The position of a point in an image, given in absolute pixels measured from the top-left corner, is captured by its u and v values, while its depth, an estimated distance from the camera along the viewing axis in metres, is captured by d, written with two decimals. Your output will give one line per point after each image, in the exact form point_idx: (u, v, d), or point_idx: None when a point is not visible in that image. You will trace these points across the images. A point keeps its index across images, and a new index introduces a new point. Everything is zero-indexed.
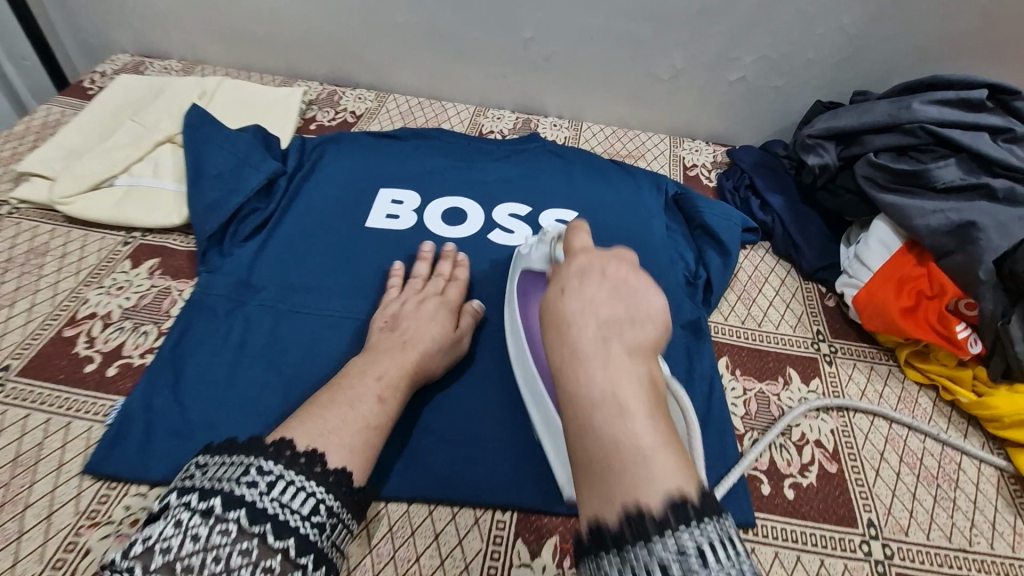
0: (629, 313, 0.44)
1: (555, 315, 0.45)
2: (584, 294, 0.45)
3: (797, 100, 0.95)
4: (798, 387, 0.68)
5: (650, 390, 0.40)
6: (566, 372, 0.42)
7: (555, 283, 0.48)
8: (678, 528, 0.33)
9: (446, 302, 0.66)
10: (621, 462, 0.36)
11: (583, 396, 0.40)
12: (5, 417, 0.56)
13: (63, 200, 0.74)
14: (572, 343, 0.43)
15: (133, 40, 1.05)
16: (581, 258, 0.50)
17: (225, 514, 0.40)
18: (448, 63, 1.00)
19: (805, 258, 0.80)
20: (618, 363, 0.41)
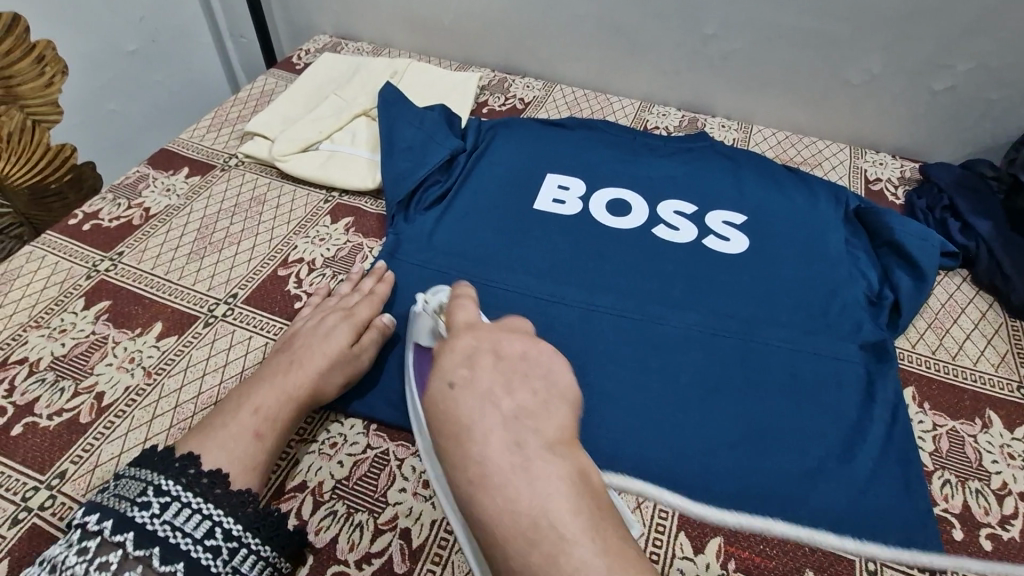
0: (530, 399, 0.43)
1: (454, 421, 0.43)
2: (476, 389, 0.44)
3: (1016, 116, 0.85)
4: (1000, 433, 0.61)
5: (578, 490, 0.40)
6: (479, 498, 0.40)
7: (442, 375, 0.46)
8: None
9: (351, 318, 0.62)
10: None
11: (511, 523, 0.39)
12: (234, 336, 0.65)
13: (281, 157, 0.84)
14: (482, 463, 0.41)
15: (334, 23, 1.16)
16: (468, 340, 0.47)
17: (114, 538, 0.44)
18: (620, 57, 1.00)
19: (1015, 289, 0.71)
20: (538, 475, 0.40)
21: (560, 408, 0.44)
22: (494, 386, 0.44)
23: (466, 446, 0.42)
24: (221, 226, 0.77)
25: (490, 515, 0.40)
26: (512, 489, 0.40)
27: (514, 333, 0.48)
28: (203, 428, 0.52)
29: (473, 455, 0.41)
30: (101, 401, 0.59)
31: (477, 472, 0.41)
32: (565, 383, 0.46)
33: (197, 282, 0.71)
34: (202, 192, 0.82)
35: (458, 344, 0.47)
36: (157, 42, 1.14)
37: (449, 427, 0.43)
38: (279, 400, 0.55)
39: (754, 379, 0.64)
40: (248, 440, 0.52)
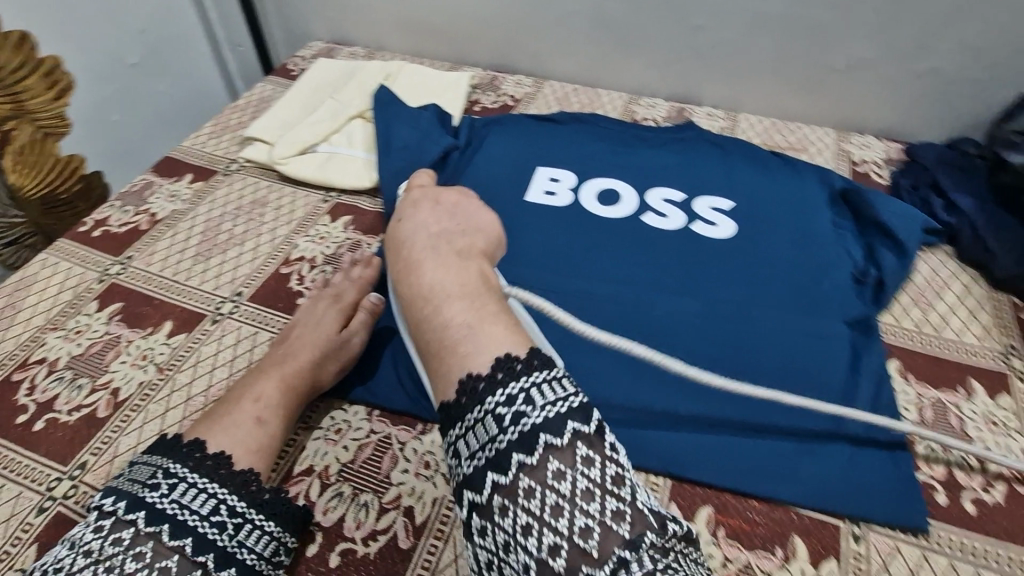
0: (458, 228, 0.58)
1: (396, 241, 0.59)
2: (416, 219, 0.59)
3: (998, 94, 0.86)
4: (983, 401, 0.62)
5: (475, 278, 0.53)
6: (402, 283, 0.55)
7: (397, 214, 0.62)
8: (505, 382, 0.44)
9: (339, 302, 0.66)
10: (453, 339, 0.48)
11: (421, 295, 0.52)
12: (241, 331, 0.68)
13: (281, 160, 0.87)
14: (407, 260, 0.55)
15: (329, 29, 1.19)
16: (418, 194, 0.63)
17: (127, 517, 0.45)
18: (609, 51, 1.02)
19: (998, 264, 0.72)
20: (444, 263, 0.53)
21: (479, 238, 0.57)
22: (430, 219, 0.58)
23: (399, 251, 0.57)
24: (225, 229, 0.80)
25: (408, 292, 0.54)
26: (425, 275, 0.53)
27: (454, 192, 0.62)
28: (214, 416, 0.55)
29: (404, 256, 0.56)
30: (117, 396, 0.62)
31: (404, 265, 0.55)
32: (490, 226, 0.60)
33: (204, 282, 0.74)
34: (205, 196, 0.85)
35: (410, 196, 0.63)
36: (159, 55, 1.18)
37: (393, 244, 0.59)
38: (278, 388, 0.58)
39: (742, 355, 0.67)
40: (249, 425, 0.54)
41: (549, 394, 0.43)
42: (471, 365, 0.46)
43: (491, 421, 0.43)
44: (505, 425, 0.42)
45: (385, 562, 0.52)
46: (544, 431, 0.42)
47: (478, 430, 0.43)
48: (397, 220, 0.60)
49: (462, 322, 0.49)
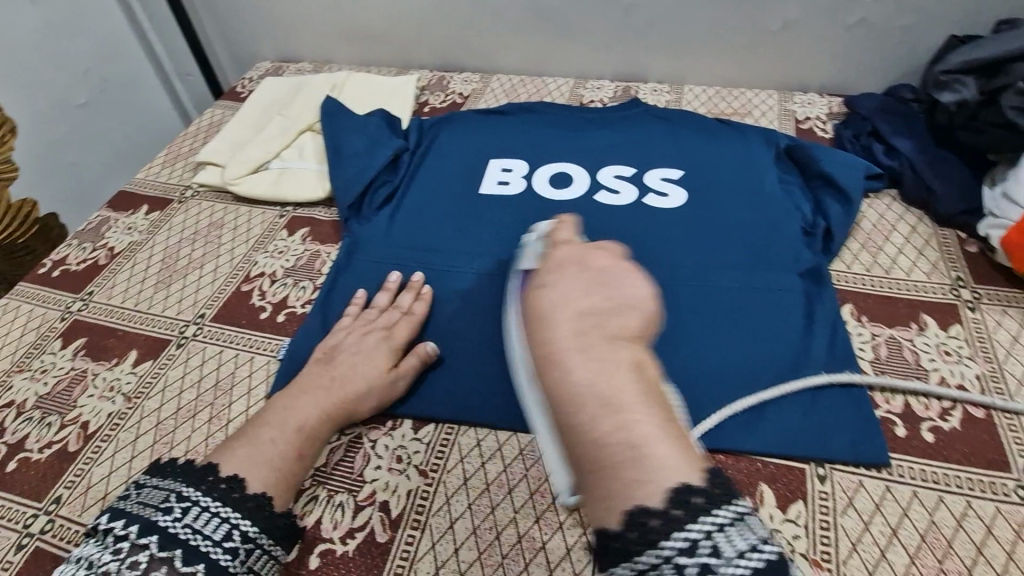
0: (608, 303, 0.47)
1: (536, 314, 0.47)
2: (560, 288, 0.48)
3: (928, 38, 0.88)
4: (935, 333, 0.64)
5: (637, 378, 0.43)
6: (545, 373, 0.44)
7: (537, 276, 0.51)
8: (687, 525, 0.36)
9: (389, 338, 0.64)
10: (617, 461, 0.39)
11: (570, 396, 0.42)
12: (205, 352, 0.69)
13: (234, 181, 0.88)
14: (551, 343, 0.45)
15: (274, 48, 1.20)
16: (563, 255, 0.52)
17: (140, 541, 0.45)
18: (550, 38, 1.04)
19: (941, 202, 0.74)
20: (598, 355, 0.43)
21: (633, 318, 0.47)
22: (576, 290, 0.48)
23: (543, 331, 0.46)
24: (184, 254, 0.81)
25: (552, 388, 0.44)
26: (573, 367, 0.43)
27: (604, 251, 0.52)
28: (241, 437, 0.55)
29: (546, 338, 0.45)
30: (87, 429, 0.63)
31: (548, 350, 0.45)
32: (645, 298, 0.48)
33: (166, 308, 0.74)
34: (163, 225, 0.85)
35: (554, 255, 0.53)
36: (106, 92, 1.18)
37: (531, 316, 0.48)
38: (317, 416, 0.57)
39: (701, 318, 0.67)
40: (291, 457, 0.54)
41: (742, 542, 0.36)
42: (643, 496, 0.38)
43: (673, 570, 0.35)
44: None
45: (364, 558, 0.52)
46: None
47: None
48: (537, 287, 0.50)
49: (625, 439, 0.39)
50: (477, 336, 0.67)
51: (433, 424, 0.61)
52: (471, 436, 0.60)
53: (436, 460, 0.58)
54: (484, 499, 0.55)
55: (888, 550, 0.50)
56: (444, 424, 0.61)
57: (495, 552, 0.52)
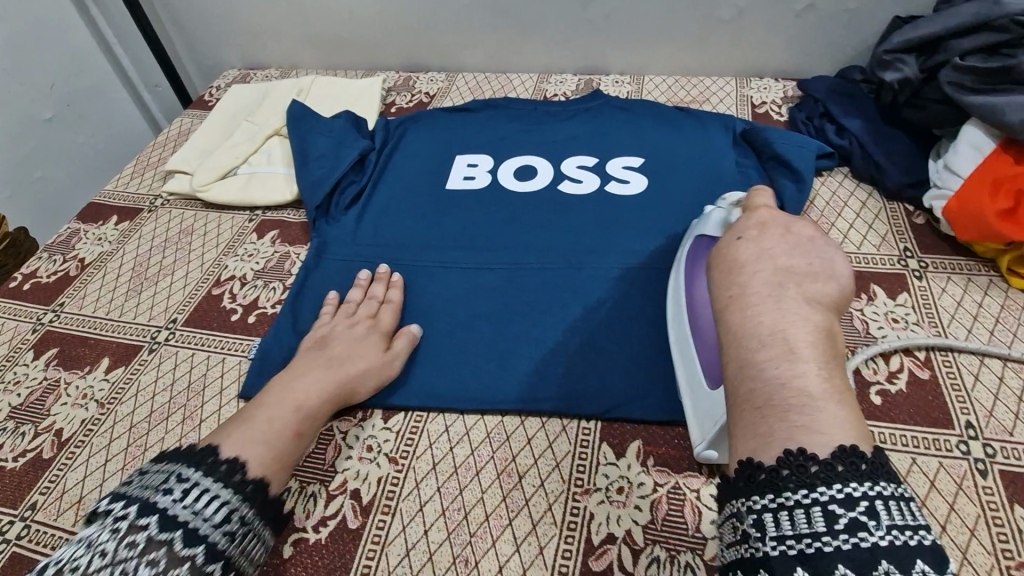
0: (811, 266, 0.47)
1: (730, 260, 0.49)
2: (762, 243, 0.49)
3: (875, 21, 0.90)
4: (884, 302, 0.66)
5: (825, 339, 0.43)
6: (729, 309, 0.46)
7: (733, 231, 0.53)
8: (848, 481, 0.36)
9: (377, 326, 0.66)
10: (786, 403, 0.39)
11: (747, 332, 0.44)
12: (178, 356, 0.70)
13: (202, 187, 0.88)
14: (741, 286, 0.47)
15: (241, 56, 1.21)
16: (763, 215, 0.53)
17: (140, 521, 0.45)
18: (511, 36, 1.05)
19: (888, 177, 0.77)
20: (792, 306, 0.44)
21: (830, 289, 0.46)
22: (781, 248, 0.49)
23: (737, 274, 0.48)
24: (154, 262, 0.82)
25: (730, 323, 0.45)
26: (758, 308, 0.44)
27: (807, 223, 0.52)
28: (240, 420, 0.55)
29: (734, 283, 0.47)
30: (61, 436, 0.64)
31: (734, 292, 0.47)
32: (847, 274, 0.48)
33: (138, 316, 0.75)
34: (133, 234, 0.86)
35: (756, 215, 0.53)
36: (73, 107, 1.19)
37: (719, 262, 0.50)
38: (322, 397, 0.59)
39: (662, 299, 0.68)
40: (288, 438, 0.55)
41: (902, 518, 0.35)
42: (807, 443, 0.37)
43: (820, 513, 0.35)
44: (838, 528, 0.35)
45: (336, 544, 0.54)
46: (891, 562, 0.33)
47: (798, 513, 0.36)
48: (733, 237, 0.51)
49: (796, 387, 0.40)
50: (444, 328, 0.69)
51: (403, 413, 0.63)
52: (439, 423, 0.62)
53: (405, 447, 0.60)
54: (453, 482, 0.57)
55: None
56: (413, 413, 0.63)
57: (464, 531, 0.53)
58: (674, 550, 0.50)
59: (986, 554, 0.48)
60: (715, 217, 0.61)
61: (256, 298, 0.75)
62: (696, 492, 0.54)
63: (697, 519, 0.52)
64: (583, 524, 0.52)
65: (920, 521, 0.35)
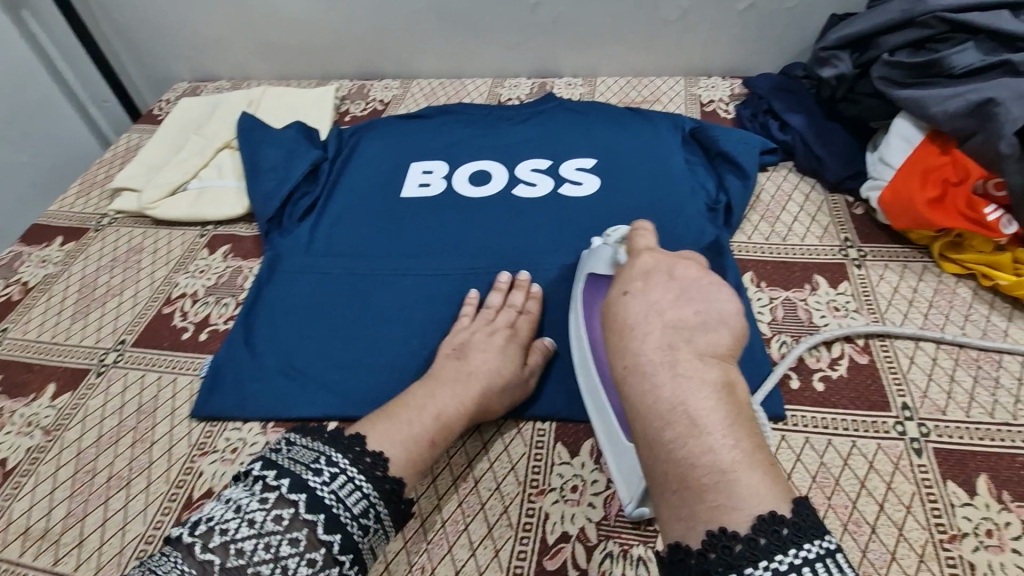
0: (700, 316, 0.45)
1: (621, 323, 0.47)
2: (648, 297, 0.47)
3: (812, 18, 0.93)
4: (826, 292, 0.69)
5: (724, 397, 0.41)
6: (628, 382, 0.44)
7: (618, 284, 0.50)
8: (773, 556, 0.35)
9: (514, 336, 0.64)
10: (701, 483, 0.38)
11: (652, 408, 0.42)
12: (127, 377, 0.68)
13: (150, 205, 0.87)
14: (635, 354, 0.44)
15: (190, 68, 1.19)
16: (647, 261, 0.51)
17: (289, 497, 0.47)
18: (464, 41, 1.06)
19: (829, 170, 0.80)
20: (686, 370, 0.42)
21: (724, 334, 0.45)
22: (667, 299, 0.47)
23: (630, 339, 0.45)
24: (102, 282, 0.80)
25: (633, 400, 0.43)
26: (656, 379, 0.42)
27: (692, 261, 0.50)
28: (384, 415, 0.55)
29: (629, 350, 0.45)
30: (5, 466, 0.62)
31: (629, 363, 0.44)
32: (734, 313, 0.47)
33: (84, 338, 0.73)
34: (79, 255, 0.84)
35: (639, 261, 0.51)
36: (15, 124, 1.15)
37: (612, 325, 0.48)
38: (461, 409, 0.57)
39: None
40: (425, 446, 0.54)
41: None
42: (728, 522, 0.36)
43: None
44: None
45: None
46: None
47: None
48: (619, 293, 0.49)
49: (707, 461, 0.38)
50: (400, 337, 0.69)
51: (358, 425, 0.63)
52: None
53: None
54: None
55: None
56: None
57: (421, 539, 0.54)
58: (627, 544, 0.51)
59: (921, 530, 0.50)
60: (604, 254, 0.60)
61: (208, 314, 0.74)
62: None
63: None
64: (538, 525, 0.53)
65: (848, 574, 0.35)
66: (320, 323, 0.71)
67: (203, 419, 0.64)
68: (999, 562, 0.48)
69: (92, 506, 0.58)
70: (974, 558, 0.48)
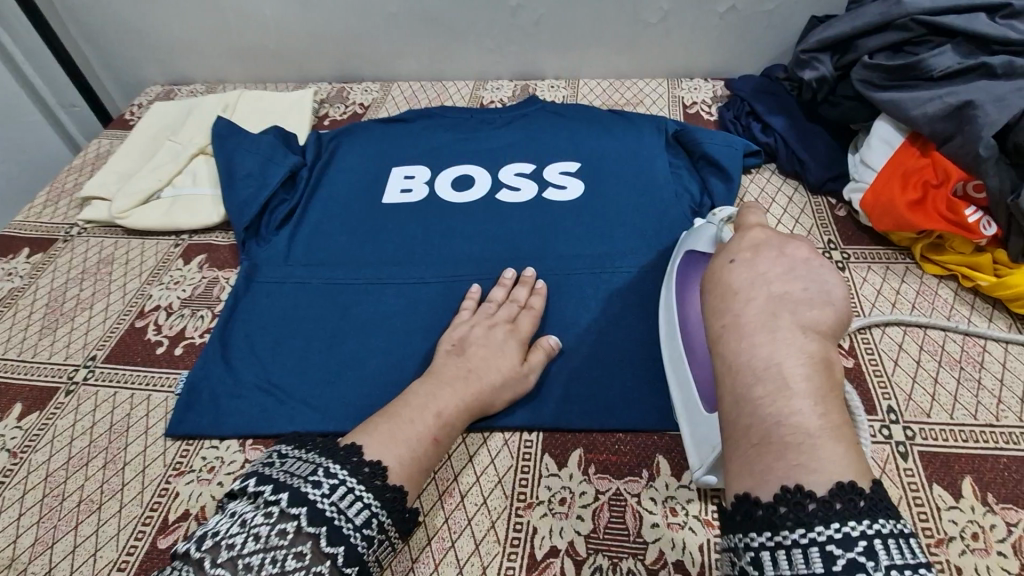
0: (806, 292, 0.44)
1: (725, 286, 0.46)
2: (758, 265, 0.46)
3: (792, 20, 0.94)
4: None
5: (823, 370, 0.40)
6: (724, 338, 0.43)
7: (726, 253, 0.49)
8: (847, 520, 0.34)
9: (517, 333, 0.63)
10: (783, 441, 0.37)
11: (744, 364, 0.41)
12: (97, 395, 0.66)
13: (121, 214, 0.84)
14: (737, 313, 0.44)
15: (162, 71, 1.16)
16: (761, 235, 0.49)
17: (291, 510, 0.45)
18: (444, 44, 1.04)
19: (811, 172, 0.80)
20: (788, 337, 0.41)
21: (831, 317, 0.43)
22: (776, 271, 0.45)
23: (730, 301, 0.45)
24: (71, 295, 0.77)
25: (726, 354, 0.43)
26: (752, 343, 0.41)
27: (802, 242, 0.48)
28: (384, 416, 0.54)
29: (729, 311, 0.44)
30: None
31: (730, 321, 0.44)
32: (842, 297, 0.44)
33: (52, 354, 0.70)
34: (47, 267, 0.81)
35: (750, 234, 0.50)
36: None
37: (715, 287, 0.48)
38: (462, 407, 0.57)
39: (600, 303, 0.69)
40: (429, 445, 0.53)
41: (902, 558, 0.33)
42: (807, 480, 0.36)
43: (818, 554, 0.34)
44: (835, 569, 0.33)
45: None
46: None
47: (795, 553, 0.34)
48: (729, 259, 0.48)
49: (794, 423, 0.37)
50: (382, 348, 0.67)
51: None
52: None
53: None
54: None
55: None
56: None
57: (406, 557, 0.52)
58: (616, 557, 0.51)
59: None
60: (707, 232, 0.62)
61: (183, 327, 0.72)
62: (636, 497, 0.54)
63: (638, 524, 0.52)
64: (526, 540, 0.52)
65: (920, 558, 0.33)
66: (301, 335, 0.69)
67: (179, 438, 0.62)
68: (985, 565, 0.48)
69: (61, 532, 0.56)
70: (961, 561, 0.48)
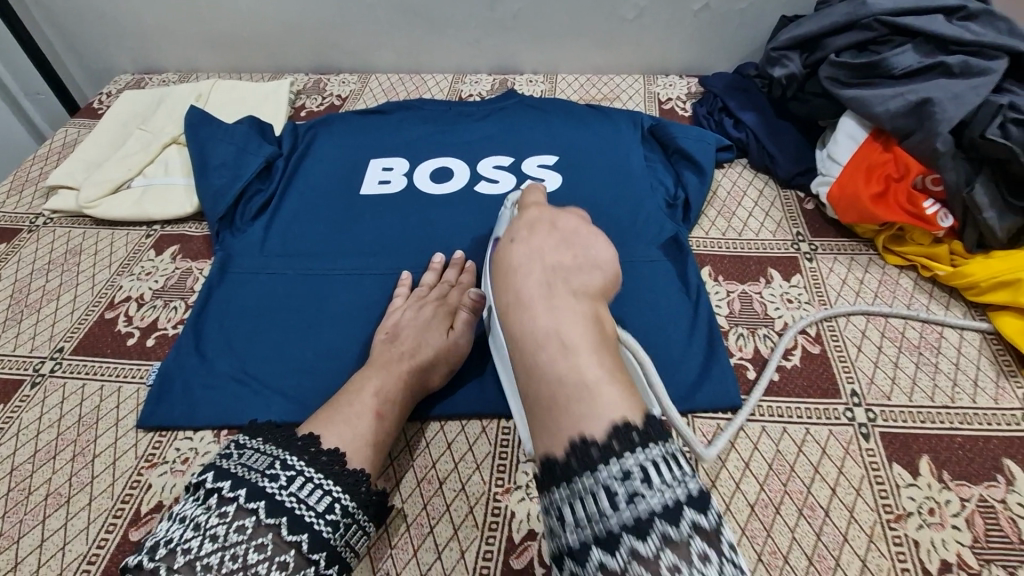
0: (578, 259, 0.47)
1: (507, 264, 0.49)
2: (531, 242, 0.49)
3: (764, 20, 0.96)
4: (780, 285, 0.71)
5: (594, 327, 0.42)
6: (509, 315, 0.45)
7: (507, 236, 0.52)
8: (623, 453, 0.35)
9: (445, 305, 0.65)
10: (567, 398, 0.38)
11: (530, 336, 0.42)
12: (65, 387, 0.64)
13: (89, 204, 0.82)
14: (517, 290, 0.46)
15: (132, 59, 1.13)
16: (534, 215, 0.54)
17: (248, 506, 0.45)
18: (423, 37, 1.04)
19: (781, 166, 0.82)
20: (560, 302, 0.43)
21: (599, 275, 0.47)
22: (549, 245, 0.48)
23: (512, 279, 0.47)
24: (36, 286, 0.75)
25: (515, 330, 0.44)
26: (534, 312, 0.43)
27: (573, 214, 0.53)
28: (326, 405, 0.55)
29: (513, 287, 0.46)
30: None
31: (513, 299, 0.45)
32: (610, 260, 0.49)
33: (18, 346, 0.68)
34: (11, 258, 0.78)
35: (528, 215, 0.54)
36: None
37: (501, 269, 0.49)
38: (397, 383, 0.57)
39: None
40: (371, 419, 0.54)
41: (672, 476, 0.35)
42: (587, 430, 0.37)
43: (605, 496, 0.35)
44: (621, 505, 0.34)
45: None
46: (664, 521, 0.34)
47: (588, 501, 0.35)
48: (507, 241, 0.51)
49: (575, 377, 0.39)
50: (359, 339, 0.67)
51: None
52: None
53: None
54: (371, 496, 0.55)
55: (742, 482, 0.55)
56: None
57: (384, 543, 0.52)
58: None
59: (870, 510, 0.52)
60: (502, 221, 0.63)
61: (156, 317, 0.70)
62: None
63: None
64: (504, 523, 0.53)
65: (689, 474, 0.36)
66: (275, 325, 0.68)
67: (150, 429, 0.61)
68: (940, 538, 0.51)
69: (28, 527, 0.54)
70: (918, 535, 0.51)
